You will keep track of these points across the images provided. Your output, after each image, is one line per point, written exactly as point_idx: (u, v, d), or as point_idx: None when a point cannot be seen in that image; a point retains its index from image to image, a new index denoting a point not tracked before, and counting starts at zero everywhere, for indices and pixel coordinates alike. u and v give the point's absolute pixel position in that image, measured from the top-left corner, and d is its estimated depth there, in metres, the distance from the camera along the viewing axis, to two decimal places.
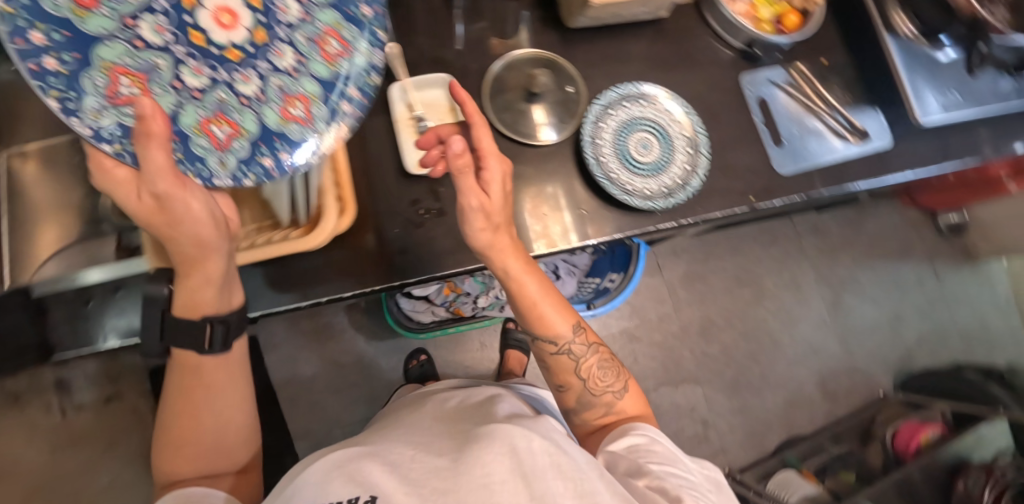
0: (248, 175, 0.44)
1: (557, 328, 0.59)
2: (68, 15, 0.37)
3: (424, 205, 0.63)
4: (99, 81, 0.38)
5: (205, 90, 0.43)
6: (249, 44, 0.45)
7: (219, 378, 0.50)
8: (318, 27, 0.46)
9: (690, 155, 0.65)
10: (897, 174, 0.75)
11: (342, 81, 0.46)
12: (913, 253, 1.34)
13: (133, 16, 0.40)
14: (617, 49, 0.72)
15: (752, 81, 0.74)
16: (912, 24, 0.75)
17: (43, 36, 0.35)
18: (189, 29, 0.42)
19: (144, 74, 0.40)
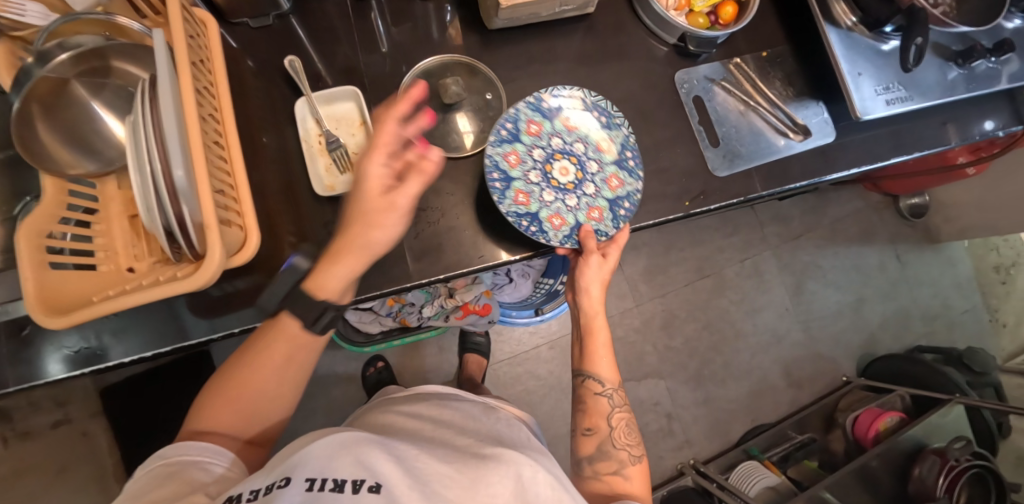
0: (539, 236, 0.55)
1: (602, 370, 0.63)
2: (521, 137, 0.57)
3: (338, 226, 0.59)
4: (504, 166, 0.56)
5: (568, 182, 0.58)
6: (585, 161, 0.59)
7: (287, 349, 0.54)
8: (596, 143, 0.60)
9: None
10: (838, 172, 0.73)
11: (606, 177, 0.59)
12: (875, 237, 1.33)
13: (551, 138, 0.59)
14: (543, 49, 0.68)
15: (687, 79, 0.70)
16: (853, 15, 0.71)
17: (516, 144, 0.57)
18: (562, 151, 0.59)
19: (518, 167, 0.56)
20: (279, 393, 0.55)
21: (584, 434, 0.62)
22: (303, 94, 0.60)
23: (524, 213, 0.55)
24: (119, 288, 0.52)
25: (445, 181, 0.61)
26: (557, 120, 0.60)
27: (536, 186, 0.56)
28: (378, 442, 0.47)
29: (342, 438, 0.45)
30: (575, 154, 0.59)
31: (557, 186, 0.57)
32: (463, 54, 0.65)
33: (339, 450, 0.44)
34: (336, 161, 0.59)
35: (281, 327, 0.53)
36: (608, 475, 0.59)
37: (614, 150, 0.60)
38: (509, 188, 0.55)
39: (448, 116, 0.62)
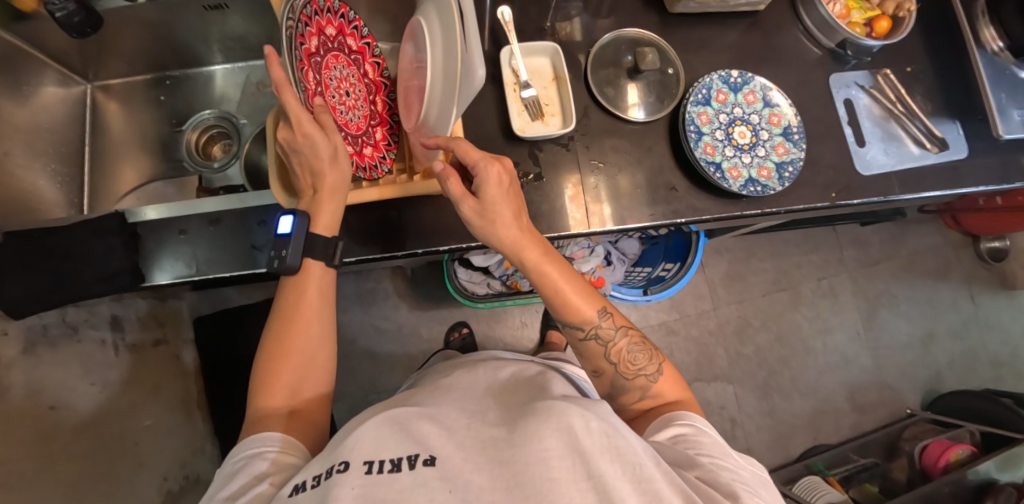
0: (721, 179, 0.63)
1: (584, 314, 0.57)
2: (709, 99, 0.67)
3: (523, 168, 0.64)
4: (697, 119, 0.65)
5: (740, 139, 0.66)
6: (755, 122, 0.67)
7: (319, 300, 0.56)
8: (766, 111, 0.68)
9: (784, 143, 0.67)
10: (972, 187, 0.76)
11: (776, 142, 0.67)
12: (951, 275, 1.35)
13: (731, 103, 0.67)
14: (714, 35, 0.73)
15: (839, 82, 0.75)
16: (1000, 41, 0.76)
17: (707, 103, 0.67)
18: (738, 114, 0.67)
19: (708, 123, 0.66)
20: (323, 351, 0.55)
21: (595, 377, 0.61)
22: (507, 44, 0.65)
23: (710, 161, 0.64)
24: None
25: (622, 141, 0.66)
26: (739, 95, 0.68)
27: (720, 142, 0.65)
28: (411, 421, 0.44)
29: (381, 420, 0.44)
30: (751, 122, 0.67)
31: (736, 145, 0.66)
32: (646, 30, 0.70)
33: (385, 432, 0.42)
34: (529, 108, 0.64)
35: (308, 274, 0.55)
36: (646, 403, 0.58)
37: (783, 123, 0.68)
38: (701, 139, 0.64)
39: (630, 83, 0.67)
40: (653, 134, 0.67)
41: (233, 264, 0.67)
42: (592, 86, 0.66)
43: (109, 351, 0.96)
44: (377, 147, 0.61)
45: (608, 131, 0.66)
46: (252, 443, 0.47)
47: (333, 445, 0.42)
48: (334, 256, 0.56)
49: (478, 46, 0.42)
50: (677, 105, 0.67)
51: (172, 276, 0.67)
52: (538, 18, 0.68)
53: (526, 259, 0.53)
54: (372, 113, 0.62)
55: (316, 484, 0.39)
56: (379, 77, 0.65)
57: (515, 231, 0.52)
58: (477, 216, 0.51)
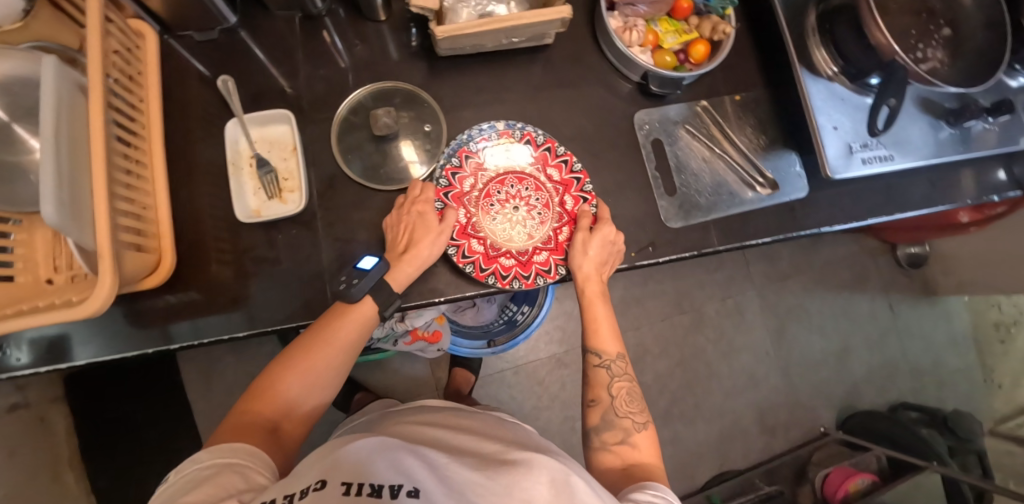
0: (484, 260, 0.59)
1: (606, 343, 0.61)
2: (468, 167, 0.61)
3: (259, 253, 0.59)
4: (453, 193, 0.60)
5: (504, 208, 0.61)
6: (520, 185, 0.62)
7: (342, 347, 0.54)
8: (532, 168, 0.63)
9: (554, 203, 0.62)
10: (810, 227, 0.68)
11: (544, 204, 0.62)
12: (869, 284, 1.27)
13: (491, 168, 0.62)
14: (494, 79, 0.65)
15: (647, 119, 0.66)
16: (834, 63, 0.64)
17: (465, 171, 0.61)
18: (501, 180, 0.62)
19: (465, 196, 0.61)
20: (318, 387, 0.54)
21: (588, 407, 0.60)
22: (234, 116, 0.59)
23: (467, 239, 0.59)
24: (28, 307, 0.51)
25: (376, 214, 0.60)
26: (500, 157, 0.62)
27: (479, 215, 0.61)
28: (412, 448, 0.43)
29: (370, 448, 0.41)
30: (517, 185, 0.62)
31: (500, 216, 0.61)
32: (398, 80, 0.63)
33: (377, 454, 0.40)
34: (263, 186, 0.58)
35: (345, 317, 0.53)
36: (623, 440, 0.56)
37: (555, 177, 0.63)
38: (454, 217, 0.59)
39: (383, 147, 0.61)
40: None
41: (92, 349, 0.56)
42: (335, 156, 0.60)
43: None
44: (557, 248, 0.61)
45: (360, 204, 0.60)
46: (224, 453, 0.44)
47: (322, 459, 0.41)
48: (386, 309, 0.55)
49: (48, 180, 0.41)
50: (434, 169, 0.61)
51: (34, 362, 0.55)
52: (287, 80, 0.63)
53: (587, 290, 0.60)
54: (560, 214, 0.62)
55: (291, 501, 0.37)
56: (568, 175, 0.62)
57: (598, 267, 0.60)
58: (598, 246, 0.59)
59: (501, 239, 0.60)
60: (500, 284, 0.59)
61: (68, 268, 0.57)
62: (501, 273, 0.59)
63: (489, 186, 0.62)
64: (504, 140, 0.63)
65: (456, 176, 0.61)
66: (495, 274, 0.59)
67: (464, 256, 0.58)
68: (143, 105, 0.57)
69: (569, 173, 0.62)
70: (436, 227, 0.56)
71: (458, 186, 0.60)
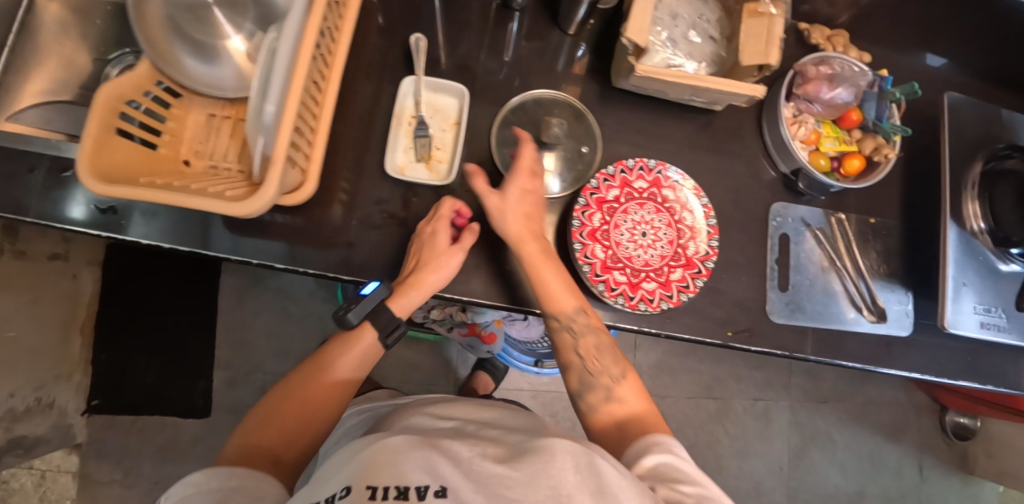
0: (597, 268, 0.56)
1: (564, 304, 0.55)
2: (618, 177, 0.59)
3: (388, 208, 0.59)
4: (594, 196, 0.58)
5: (634, 230, 0.58)
6: (658, 214, 0.59)
7: (346, 378, 0.57)
8: (675, 205, 0.59)
9: (682, 246, 0.59)
10: (900, 370, 0.67)
11: (672, 243, 0.59)
12: (904, 437, 1.24)
13: (638, 187, 0.59)
14: (654, 123, 0.65)
15: (782, 213, 0.67)
16: (984, 221, 0.63)
17: (615, 180, 0.58)
18: (643, 202, 0.59)
19: (604, 203, 0.58)
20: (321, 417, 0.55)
21: (565, 371, 0.58)
22: (411, 74, 0.61)
23: (590, 243, 0.56)
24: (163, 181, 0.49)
25: None
26: (652, 179, 0.59)
27: (608, 227, 0.57)
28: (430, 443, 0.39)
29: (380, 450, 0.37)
30: (655, 212, 0.59)
31: (626, 235, 0.58)
32: (572, 94, 0.64)
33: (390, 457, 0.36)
34: (416, 148, 0.59)
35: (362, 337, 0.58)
36: (613, 402, 0.55)
37: (692, 224, 0.59)
38: (586, 220, 0.57)
39: (538, 150, 0.61)
40: (544, 210, 0.61)
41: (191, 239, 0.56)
42: (491, 142, 0.61)
43: None
44: (665, 283, 0.58)
45: (495, 196, 0.61)
46: (223, 477, 0.43)
47: (334, 466, 0.37)
48: (389, 332, 0.59)
49: (277, 88, 0.42)
50: (575, 189, 0.61)
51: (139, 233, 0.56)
52: (468, 56, 0.64)
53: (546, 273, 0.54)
54: (679, 256, 0.58)
55: None
56: (702, 223, 0.59)
57: (521, 228, 0.54)
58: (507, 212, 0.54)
59: (621, 255, 0.57)
60: (604, 294, 0.56)
61: (205, 156, 0.56)
62: (611, 284, 0.56)
63: (627, 201, 0.59)
64: (661, 169, 0.60)
65: (605, 182, 0.58)
66: (606, 283, 0.56)
67: (585, 254, 0.56)
68: (337, 30, 0.55)
69: (704, 221, 0.59)
70: (446, 253, 0.55)
71: (603, 191, 0.58)
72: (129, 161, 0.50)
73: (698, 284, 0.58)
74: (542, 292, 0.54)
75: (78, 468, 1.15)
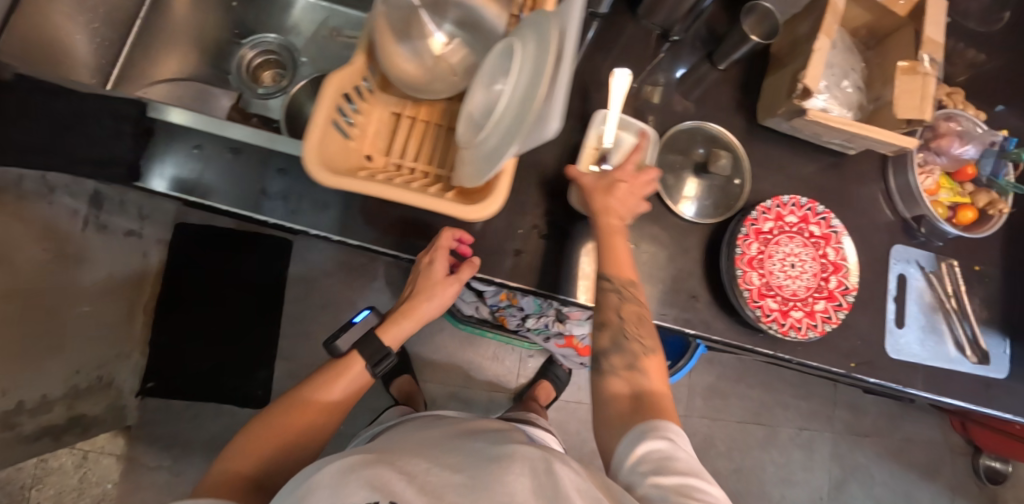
0: (755, 294, 0.60)
1: (624, 270, 0.57)
2: (774, 210, 0.63)
3: (553, 220, 0.63)
4: (754, 226, 0.61)
5: (786, 260, 0.62)
6: (807, 247, 0.63)
7: (326, 406, 0.60)
8: (823, 240, 0.64)
9: (825, 278, 0.63)
10: (998, 410, 0.71)
11: (819, 275, 0.63)
12: (937, 476, 1.28)
13: (790, 220, 0.63)
14: (790, 160, 0.70)
15: (901, 254, 0.71)
16: None
17: (773, 212, 0.62)
18: (795, 234, 0.63)
19: (763, 233, 0.62)
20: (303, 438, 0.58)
21: (596, 331, 0.59)
22: (602, 107, 0.59)
23: (748, 270, 0.60)
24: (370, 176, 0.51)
25: (658, 231, 0.64)
26: (804, 214, 0.63)
27: (765, 255, 0.61)
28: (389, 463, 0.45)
29: (347, 464, 0.44)
30: (804, 245, 0.63)
31: (779, 265, 0.62)
32: (723, 126, 0.68)
33: (345, 475, 0.42)
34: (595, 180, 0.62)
35: (350, 368, 0.63)
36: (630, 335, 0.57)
37: (837, 258, 0.64)
38: (746, 248, 0.61)
39: (688, 176, 0.65)
40: (691, 233, 0.65)
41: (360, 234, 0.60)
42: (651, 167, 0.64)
43: (76, 223, 0.92)
44: (811, 313, 0.62)
45: (648, 216, 0.64)
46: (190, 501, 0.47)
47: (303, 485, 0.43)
48: (378, 363, 0.63)
49: (563, 99, 0.39)
50: (726, 216, 0.65)
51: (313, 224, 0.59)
52: (625, 81, 0.68)
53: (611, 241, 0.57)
54: (822, 288, 0.63)
55: None
56: (845, 259, 0.63)
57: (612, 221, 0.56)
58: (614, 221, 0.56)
59: (774, 283, 0.61)
60: (760, 319, 0.60)
61: (386, 154, 0.58)
62: (766, 311, 0.60)
63: (779, 234, 0.63)
64: (811, 205, 0.64)
65: (764, 214, 0.62)
66: (762, 309, 0.60)
67: (744, 281, 0.60)
68: None
69: (846, 257, 0.64)
70: (441, 284, 0.61)
71: (761, 222, 0.62)
72: (336, 151, 0.50)
73: (840, 316, 0.62)
74: (612, 259, 0.56)
75: (123, 451, 1.13)
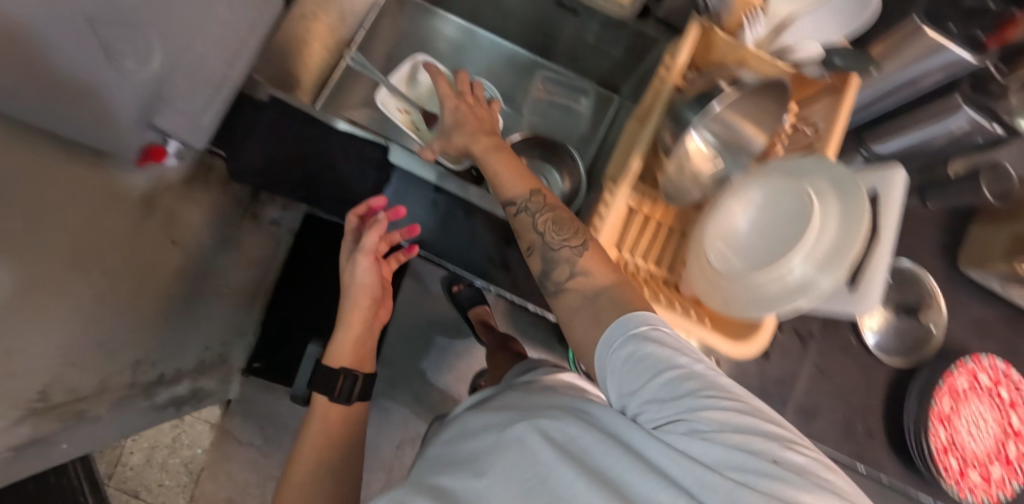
0: (937, 450, 0.61)
1: (511, 184, 0.55)
2: (969, 366, 0.64)
3: None
4: (948, 380, 0.62)
5: (970, 419, 0.63)
6: (992, 410, 0.64)
7: (321, 442, 0.63)
8: (1008, 406, 0.64)
9: (1003, 446, 0.63)
10: None
11: (999, 441, 0.63)
12: None
13: (982, 380, 0.64)
14: (976, 311, 0.71)
15: None
16: None
17: (966, 368, 0.63)
18: (983, 394, 0.64)
19: (955, 388, 0.63)
20: (322, 484, 0.60)
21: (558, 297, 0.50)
22: None
23: (934, 423, 0.61)
24: None
25: (849, 362, 0.66)
26: (993, 376, 0.64)
27: (952, 411, 0.62)
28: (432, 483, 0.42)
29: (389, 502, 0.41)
30: (989, 408, 0.64)
31: (963, 423, 0.63)
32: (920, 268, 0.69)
33: None
34: None
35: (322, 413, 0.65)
36: (575, 284, 0.48)
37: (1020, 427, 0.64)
38: (938, 400, 0.62)
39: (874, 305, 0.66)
40: (879, 368, 0.66)
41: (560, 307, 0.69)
42: None
43: (238, 213, 0.96)
44: (986, 478, 0.62)
45: (842, 346, 0.66)
46: None
47: None
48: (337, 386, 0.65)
49: (875, 294, 0.44)
50: (913, 359, 0.65)
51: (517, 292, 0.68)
52: None
53: (486, 153, 0.59)
54: (1002, 454, 0.63)
55: None
56: None
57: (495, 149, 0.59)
58: (491, 141, 0.60)
59: (956, 439, 0.62)
60: (940, 476, 0.60)
61: (619, 249, 0.59)
62: (947, 468, 0.61)
63: (968, 391, 0.63)
64: (1003, 368, 0.65)
65: (959, 369, 0.63)
66: (944, 466, 0.61)
67: (930, 433, 0.61)
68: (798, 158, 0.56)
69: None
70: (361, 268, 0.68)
71: (955, 376, 0.63)
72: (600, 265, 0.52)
73: (1015, 487, 0.63)
74: (494, 170, 0.57)
75: (218, 421, 1.20)
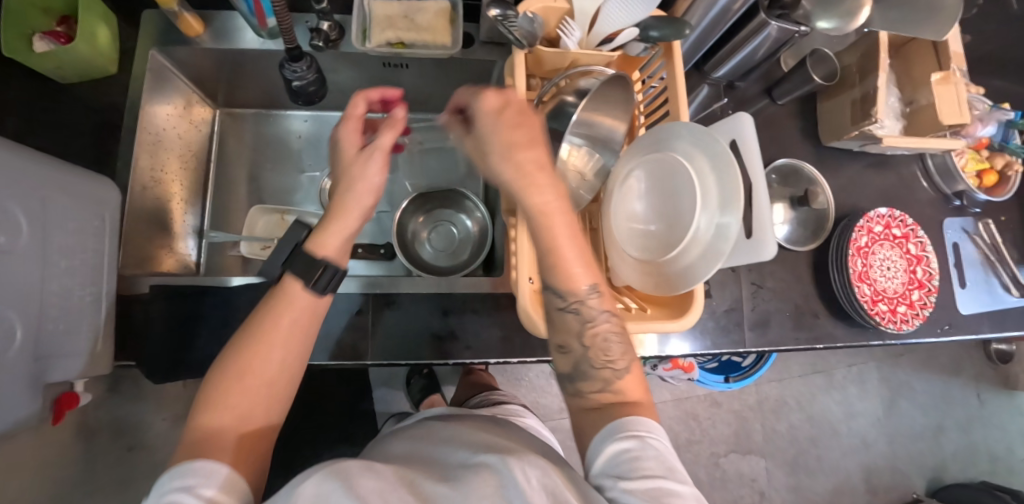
0: (864, 303, 0.70)
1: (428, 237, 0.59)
2: (861, 223, 0.74)
3: None
4: (850, 244, 0.72)
5: (881, 265, 0.73)
6: (891, 249, 0.74)
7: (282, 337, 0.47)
8: (902, 240, 0.75)
9: (909, 273, 0.74)
10: None
11: (906, 271, 0.74)
12: (962, 372, 1.38)
13: (875, 229, 0.74)
14: (850, 172, 0.81)
15: (951, 225, 0.83)
16: None
17: (860, 227, 0.73)
18: (882, 241, 0.74)
19: (859, 246, 0.72)
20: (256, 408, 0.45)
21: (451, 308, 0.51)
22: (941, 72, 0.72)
23: (856, 283, 0.71)
24: None
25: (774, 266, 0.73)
26: (881, 221, 0.75)
27: (864, 265, 0.72)
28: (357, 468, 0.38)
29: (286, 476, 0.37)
30: (890, 248, 0.74)
31: (875, 270, 0.73)
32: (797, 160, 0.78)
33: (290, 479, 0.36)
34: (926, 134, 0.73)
35: (294, 304, 0.48)
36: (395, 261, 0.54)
37: (916, 252, 0.75)
38: (849, 264, 0.71)
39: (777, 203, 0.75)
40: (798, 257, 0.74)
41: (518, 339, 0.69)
42: None
43: None
44: (911, 304, 0.73)
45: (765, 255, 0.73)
46: None
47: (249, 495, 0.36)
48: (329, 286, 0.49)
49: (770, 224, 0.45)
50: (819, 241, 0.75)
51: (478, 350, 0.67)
52: None
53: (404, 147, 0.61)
54: (913, 281, 0.74)
55: None
56: (923, 252, 0.75)
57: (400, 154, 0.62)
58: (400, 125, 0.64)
59: (878, 287, 0.72)
60: (878, 323, 0.71)
61: None
62: (881, 314, 0.71)
63: (872, 243, 0.74)
64: (887, 213, 0.76)
65: (857, 231, 0.73)
66: (879, 314, 0.71)
67: (857, 293, 0.70)
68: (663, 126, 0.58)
69: (922, 250, 0.76)
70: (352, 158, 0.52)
71: (856, 238, 0.72)
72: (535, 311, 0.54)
73: (933, 301, 0.74)
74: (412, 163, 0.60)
75: None
